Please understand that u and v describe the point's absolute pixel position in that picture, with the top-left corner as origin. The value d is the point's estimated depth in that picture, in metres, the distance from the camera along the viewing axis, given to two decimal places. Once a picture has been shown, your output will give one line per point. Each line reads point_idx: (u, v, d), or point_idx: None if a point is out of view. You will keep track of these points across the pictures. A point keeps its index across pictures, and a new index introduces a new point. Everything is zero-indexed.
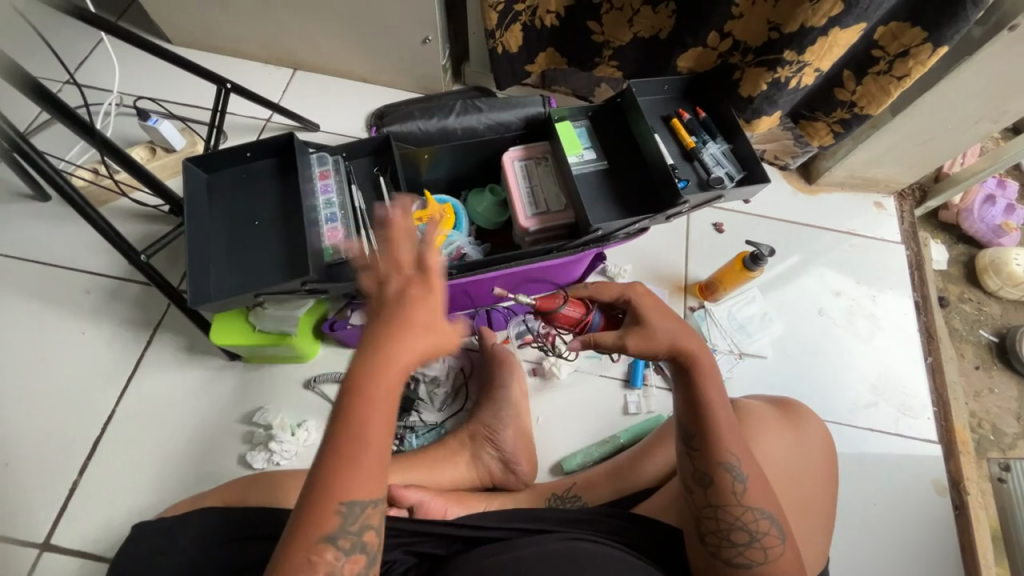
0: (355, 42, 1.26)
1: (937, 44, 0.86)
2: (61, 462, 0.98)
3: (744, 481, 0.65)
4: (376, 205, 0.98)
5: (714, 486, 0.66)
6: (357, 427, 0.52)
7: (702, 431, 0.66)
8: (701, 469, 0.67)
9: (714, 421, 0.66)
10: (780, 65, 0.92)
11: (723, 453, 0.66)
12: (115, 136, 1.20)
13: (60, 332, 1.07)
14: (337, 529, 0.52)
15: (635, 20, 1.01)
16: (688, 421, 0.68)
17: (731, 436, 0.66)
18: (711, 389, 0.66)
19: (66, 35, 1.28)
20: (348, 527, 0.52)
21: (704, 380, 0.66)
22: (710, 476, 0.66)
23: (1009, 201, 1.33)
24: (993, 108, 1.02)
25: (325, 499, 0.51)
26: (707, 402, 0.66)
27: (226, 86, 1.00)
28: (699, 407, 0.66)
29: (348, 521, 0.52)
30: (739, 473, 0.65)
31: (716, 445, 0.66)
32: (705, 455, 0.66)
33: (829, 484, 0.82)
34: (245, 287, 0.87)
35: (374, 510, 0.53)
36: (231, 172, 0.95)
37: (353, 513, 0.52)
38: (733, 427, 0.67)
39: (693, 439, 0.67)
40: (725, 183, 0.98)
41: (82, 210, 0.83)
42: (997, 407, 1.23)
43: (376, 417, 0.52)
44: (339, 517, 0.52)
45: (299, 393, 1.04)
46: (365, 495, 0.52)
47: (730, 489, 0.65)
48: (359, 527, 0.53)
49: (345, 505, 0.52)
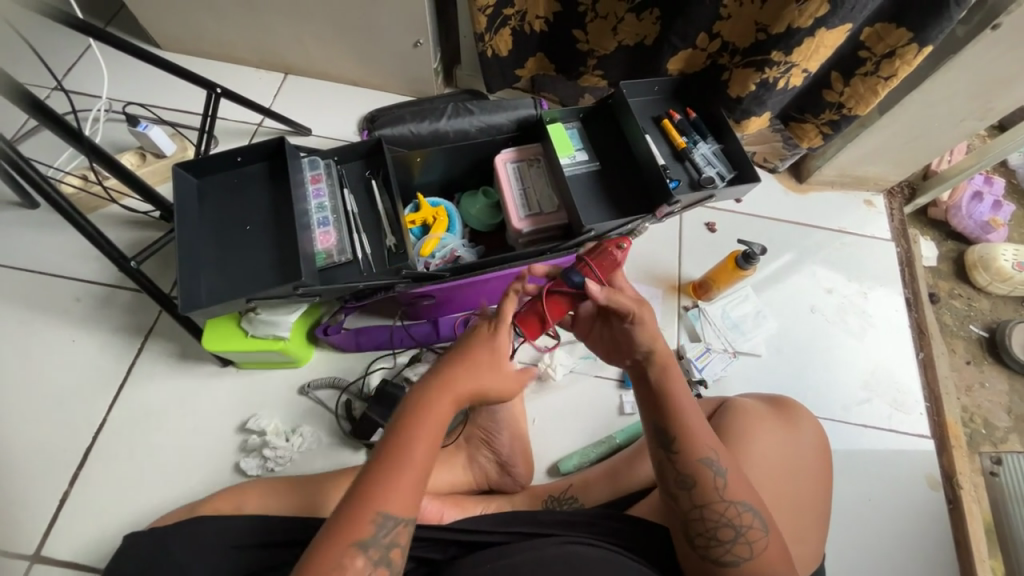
0: (346, 46, 1.26)
1: (923, 45, 0.88)
2: (51, 472, 0.97)
3: (725, 476, 0.65)
4: (368, 209, 0.98)
5: (697, 486, 0.65)
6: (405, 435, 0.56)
7: (677, 432, 0.65)
8: (683, 471, 0.66)
9: (686, 421, 0.66)
10: (768, 66, 0.93)
11: (702, 451, 0.65)
12: (104, 142, 1.19)
13: (49, 341, 1.06)
14: (370, 538, 0.53)
15: (619, 28, 1.02)
16: (662, 425, 0.66)
17: (708, 433, 0.66)
18: (678, 385, 0.66)
19: (54, 41, 1.27)
20: (380, 538, 0.54)
21: (670, 375, 0.66)
22: (692, 477, 0.65)
23: (996, 197, 1.35)
24: (977, 106, 1.03)
25: (360, 508, 0.53)
26: (676, 400, 0.66)
27: (216, 91, 0.99)
28: (670, 408, 0.66)
29: (381, 533, 0.54)
30: (719, 468, 0.65)
31: (693, 444, 0.65)
32: (684, 456, 0.65)
33: (816, 476, 0.82)
34: (235, 292, 0.86)
35: (406, 526, 0.54)
36: (222, 176, 0.94)
37: (386, 526, 0.54)
38: (706, 424, 0.67)
39: (671, 442, 0.66)
40: (716, 182, 0.99)
41: (68, 216, 0.82)
42: (988, 402, 1.24)
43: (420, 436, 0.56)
44: (374, 527, 0.53)
45: (293, 399, 1.04)
46: (399, 510, 0.54)
47: (712, 486, 0.65)
48: (390, 541, 0.54)
49: (380, 516, 0.53)
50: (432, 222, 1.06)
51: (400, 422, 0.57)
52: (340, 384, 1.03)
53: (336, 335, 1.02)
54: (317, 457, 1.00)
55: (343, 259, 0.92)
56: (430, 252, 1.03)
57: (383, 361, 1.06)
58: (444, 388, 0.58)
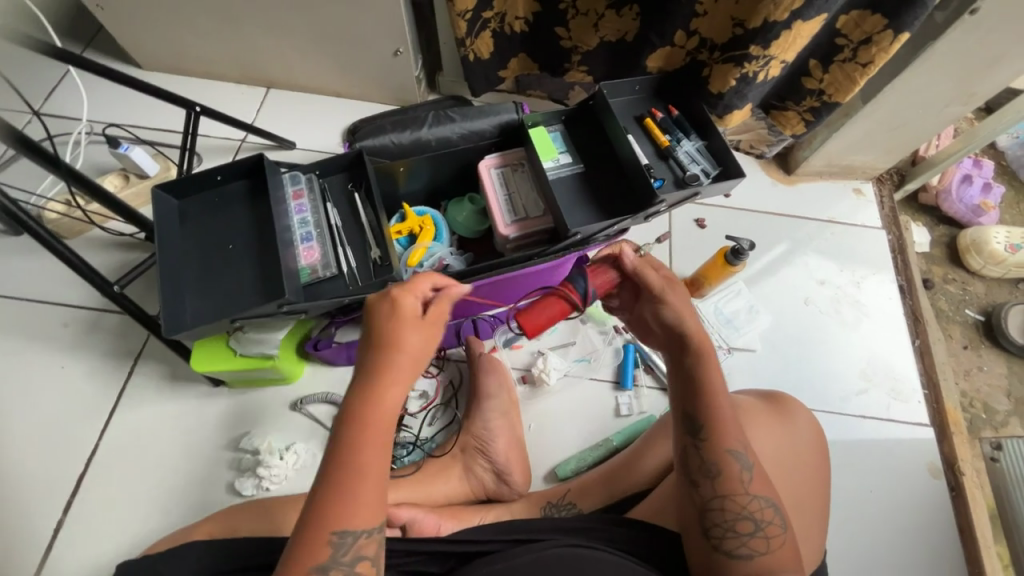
0: (326, 57, 1.26)
1: (898, 31, 0.87)
2: (44, 501, 0.96)
3: (750, 469, 0.65)
4: (352, 222, 0.97)
5: (722, 475, 0.65)
6: (349, 452, 0.55)
7: (707, 418, 0.66)
8: (707, 460, 0.66)
9: (718, 406, 0.67)
10: (746, 60, 0.93)
11: (730, 441, 0.66)
12: (86, 166, 1.19)
13: (38, 368, 1.05)
14: (330, 559, 0.53)
15: (601, 24, 1.02)
16: (691, 409, 0.67)
17: (733, 423, 0.67)
18: (712, 370, 0.68)
19: (32, 66, 1.27)
20: (339, 558, 0.53)
21: (705, 359, 0.68)
22: (715, 465, 0.65)
23: (985, 180, 1.35)
24: (961, 90, 1.02)
25: (317, 531, 0.53)
26: (711, 386, 0.67)
27: (195, 110, 0.98)
28: (702, 391, 0.67)
29: (341, 551, 0.53)
30: (745, 461, 0.66)
31: (722, 433, 0.66)
32: (712, 443, 0.66)
33: (823, 473, 0.82)
34: (220, 313, 0.86)
35: (369, 537, 0.54)
36: (202, 197, 0.93)
37: (346, 543, 0.54)
38: (732, 414, 0.68)
39: (699, 428, 0.67)
40: (701, 180, 0.98)
41: (47, 243, 0.81)
42: (987, 386, 1.23)
43: (367, 444, 0.55)
44: (331, 547, 0.53)
45: (286, 416, 1.03)
46: (358, 523, 0.54)
47: (737, 477, 0.65)
48: (353, 557, 0.54)
49: (338, 536, 0.53)
50: (418, 231, 1.05)
51: (343, 434, 0.56)
52: (333, 399, 1.02)
53: (326, 350, 1.01)
54: (313, 474, 0.99)
55: (328, 274, 0.91)
56: (417, 262, 1.02)
57: None
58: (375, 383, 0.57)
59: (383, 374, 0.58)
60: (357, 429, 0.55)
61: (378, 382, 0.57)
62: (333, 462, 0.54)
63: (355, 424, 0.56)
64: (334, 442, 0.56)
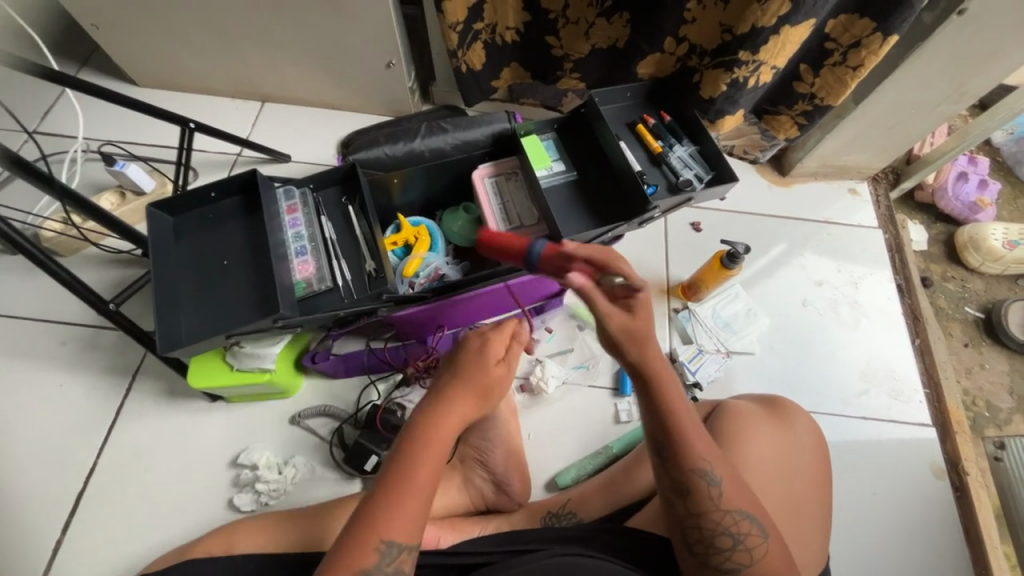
0: (319, 70, 1.26)
1: (887, 34, 0.87)
2: (43, 521, 0.95)
3: (719, 485, 0.62)
4: (346, 235, 0.97)
5: (692, 494, 0.62)
6: (412, 465, 0.56)
7: (673, 440, 0.62)
8: (677, 480, 0.62)
9: (681, 421, 0.62)
10: (737, 65, 0.93)
11: (696, 460, 0.61)
12: (83, 184, 1.19)
13: (35, 386, 1.05)
14: (374, 565, 0.52)
15: (591, 32, 1.02)
16: (658, 432, 0.63)
17: (702, 441, 0.62)
18: (674, 393, 0.62)
19: (28, 87, 1.28)
20: (383, 566, 0.53)
21: (663, 379, 0.61)
22: (685, 485, 0.62)
23: (981, 177, 1.35)
24: (953, 88, 1.02)
25: (366, 534, 0.53)
26: (674, 410, 0.61)
27: (190, 126, 0.98)
28: (665, 414, 0.62)
29: (385, 561, 0.53)
30: (713, 477, 0.62)
31: (687, 452, 0.61)
32: (679, 464, 0.62)
33: (808, 472, 0.80)
34: (215, 329, 0.86)
35: (410, 553, 0.54)
36: (197, 213, 0.94)
37: (390, 554, 0.53)
38: (700, 431, 0.63)
39: (665, 449, 0.62)
40: (694, 185, 0.99)
41: (41, 262, 0.81)
42: (990, 383, 1.23)
43: (428, 463, 0.56)
44: (377, 555, 0.52)
45: (284, 430, 1.03)
46: (404, 536, 0.53)
47: (707, 495, 0.62)
48: (394, 567, 0.53)
49: (384, 544, 0.52)
50: (414, 242, 1.05)
51: (407, 444, 0.57)
52: (332, 412, 1.02)
53: (324, 363, 1.02)
54: (312, 487, 0.99)
55: (324, 287, 0.92)
56: (413, 272, 1.03)
57: (373, 385, 1.06)
58: (446, 403, 0.61)
59: (446, 403, 0.61)
60: (425, 446, 0.57)
61: (447, 399, 0.61)
62: (395, 472, 0.55)
63: (417, 436, 0.58)
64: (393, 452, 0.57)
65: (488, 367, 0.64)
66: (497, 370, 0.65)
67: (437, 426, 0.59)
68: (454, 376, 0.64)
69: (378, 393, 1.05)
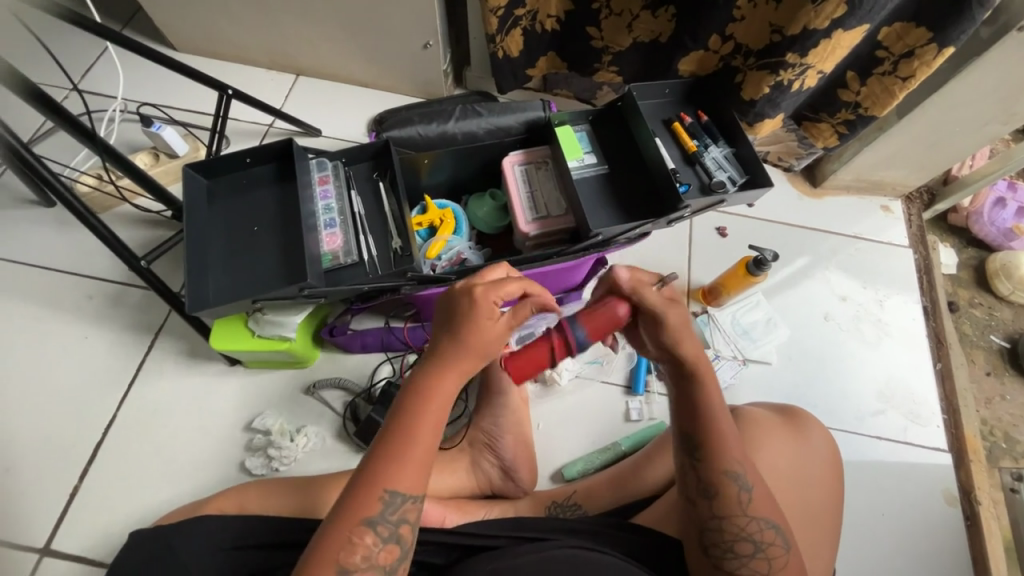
0: (356, 47, 1.26)
1: (942, 46, 0.85)
2: (62, 466, 0.98)
3: (749, 491, 0.62)
4: (375, 211, 0.98)
5: (719, 496, 0.62)
6: (411, 421, 0.55)
7: (705, 438, 0.63)
8: (704, 480, 0.63)
9: (718, 423, 0.63)
10: (783, 68, 0.91)
11: (728, 462, 0.62)
12: (118, 143, 1.21)
13: (62, 336, 1.08)
14: (377, 515, 0.53)
15: (635, 25, 1.01)
16: (690, 429, 0.64)
17: (734, 442, 0.63)
18: (712, 392, 0.64)
19: (72, 44, 1.30)
20: (388, 515, 0.54)
21: (703, 375, 0.64)
22: (711, 486, 0.63)
23: (1020, 204, 1.31)
24: (1002, 109, 0.99)
25: (370, 484, 0.53)
26: (711, 405, 0.63)
27: (228, 92, 0.99)
28: (701, 410, 0.63)
29: (389, 510, 0.54)
30: (743, 482, 0.62)
31: (721, 453, 0.62)
32: (709, 463, 0.63)
33: (823, 479, 0.80)
34: (242, 293, 0.87)
35: (414, 504, 0.54)
36: (230, 177, 0.95)
37: (394, 503, 0.54)
38: (734, 433, 0.64)
39: (696, 448, 0.63)
40: (727, 187, 0.97)
41: (81, 215, 0.83)
42: (1010, 415, 1.20)
43: (426, 419, 0.55)
44: (381, 504, 0.53)
45: (299, 400, 1.04)
46: (405, 488, 0.54)
47: (735, 500, 0.62)
48: (398, 518, 0.54)
49: (388, 494, 0.53)
50: (439, 224, 1.06)
51: (405, 404, 0.56)
52: (346, 385, 1.03)
53: (342, 337, 1.02)
54: (323, 457, 1.00)
55: (350, 260, 0.92)
56: (436, 254, 1.03)
57: (389, 363, 1.07)
58: (445, 360, 0.57)
59: (445, 360, 0.57)
60: (424, 403, 0.56)
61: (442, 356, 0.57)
62: (395, 428, 0.55)
63: (414, 395, 0.56)
64: (394, 407, 0.57)
65: (481, 325, 0.57)
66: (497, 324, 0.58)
67: (435, 382, 0.57)
68: (450, 330, 0.58)
69: (391, 370, 1.06)
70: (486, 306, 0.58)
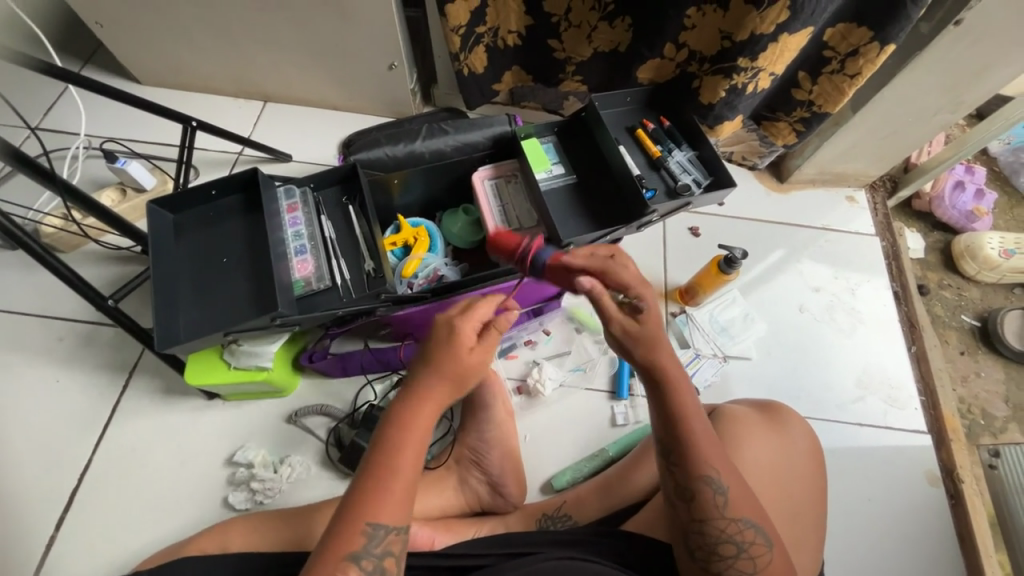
0: (322, 71, 1.27)
1: (884, 43, 0.88)
2: (36, 517, 0.95)
3: (726, 493, 0.62)
4: (346, 234, 0.98)
5: (697, 500, 0.62)
6: (392, 455, 0.55)
7: (681, 446, 0.63)
8: (683, 484, 0.63)
9: (693, 431, 0.63)
10: (735, 72, 0.94)
11: (704, 467, 0.62)
12: (84, 181, 1.20)
13: (33, 382, 1.05)
14: (361, 549, 0.53)
15: (594, 36, 1.03)
16: (666, 436, 0.64)
17: (710, 447, 0.63)
18: (684, 398, 0.63)
19: (32, 84, 1.28)
20: (371, 549, 0.53)
21: (674, 381, 0.63)
22: (689, 490, 0.63)
23: (978, 186, 1.35)
24: (948, 100, 1.03)
25: (352, 518, 0.53)
26: (683, 411, 0.63)
27: (192, 124, 0.99)
28: (676, 418, 0.63)
29: (372, 543, 0.53)
30: (719, 486, 0.62)
31: (697, 458, 0.62)
32: (687, 469, 0.63)
33: (806, 469, 0.81)
34: (213, 327, 0.86)
35: (397, 535, 0.54)
36: (197, 211, 0.94)
37: (377, 535, 0.53)
38: (712, 439, 0.63)
39: (671, 453, 0.64)
40: (692, 190, 0.99)
41: (41, 258, 0.81)
42: (985, 392, 1.23)
43: (407, 452, 0.55)
44: (364, 538, 0.53)
45: (281, 430, 1.03)
46: (389, 519, 0.53)
47: (711, 503, 0.62)
48: (382, 550, 0.54)
49: (370, 527, 0.53)
50: (413, 242, 1.06)
51: (382, 440, 0.56)
52: (329, 412, 1.02)
53: (321, 362, 1.01)
54: (308, 486, 0.99)
55: (322, 286, 0.92)
56: (412, 272, 1.03)
57: (371, 385, 1.06)
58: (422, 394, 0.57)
59: (421, 394, 0.57)
60: (402, 437, 0.55)
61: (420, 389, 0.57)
62: (374, 463, 0.55)
63: (391, 430, 0.56)
64: (374, 440, 0.56)
65: (458, 354, 0.58)
66: (468, 355, 0.58)
67: (411, 416, 0.57)
68: (427, 366, 0.58)
69: (375, 393, 1.06)
70: (457, 338, 0.58)
